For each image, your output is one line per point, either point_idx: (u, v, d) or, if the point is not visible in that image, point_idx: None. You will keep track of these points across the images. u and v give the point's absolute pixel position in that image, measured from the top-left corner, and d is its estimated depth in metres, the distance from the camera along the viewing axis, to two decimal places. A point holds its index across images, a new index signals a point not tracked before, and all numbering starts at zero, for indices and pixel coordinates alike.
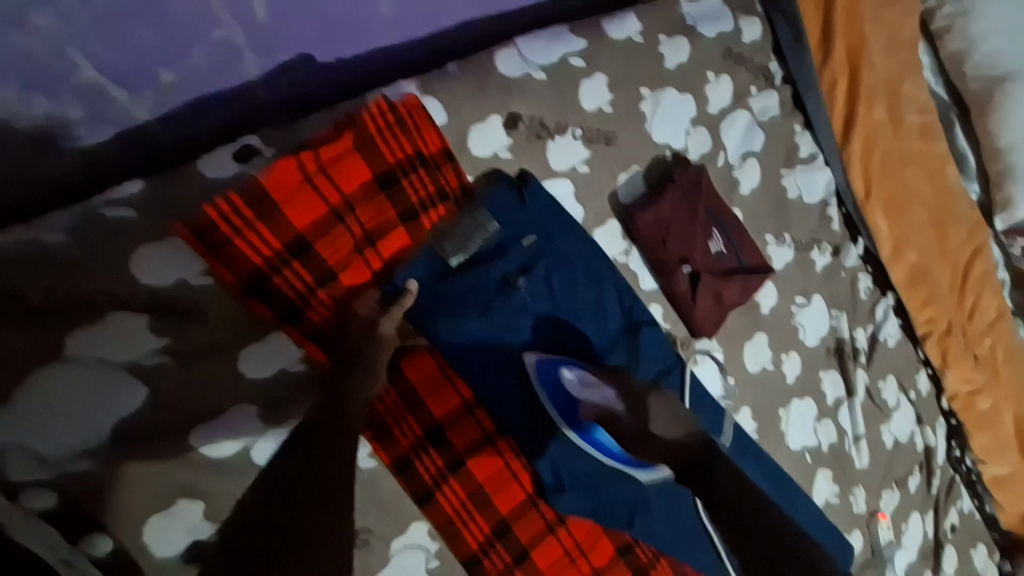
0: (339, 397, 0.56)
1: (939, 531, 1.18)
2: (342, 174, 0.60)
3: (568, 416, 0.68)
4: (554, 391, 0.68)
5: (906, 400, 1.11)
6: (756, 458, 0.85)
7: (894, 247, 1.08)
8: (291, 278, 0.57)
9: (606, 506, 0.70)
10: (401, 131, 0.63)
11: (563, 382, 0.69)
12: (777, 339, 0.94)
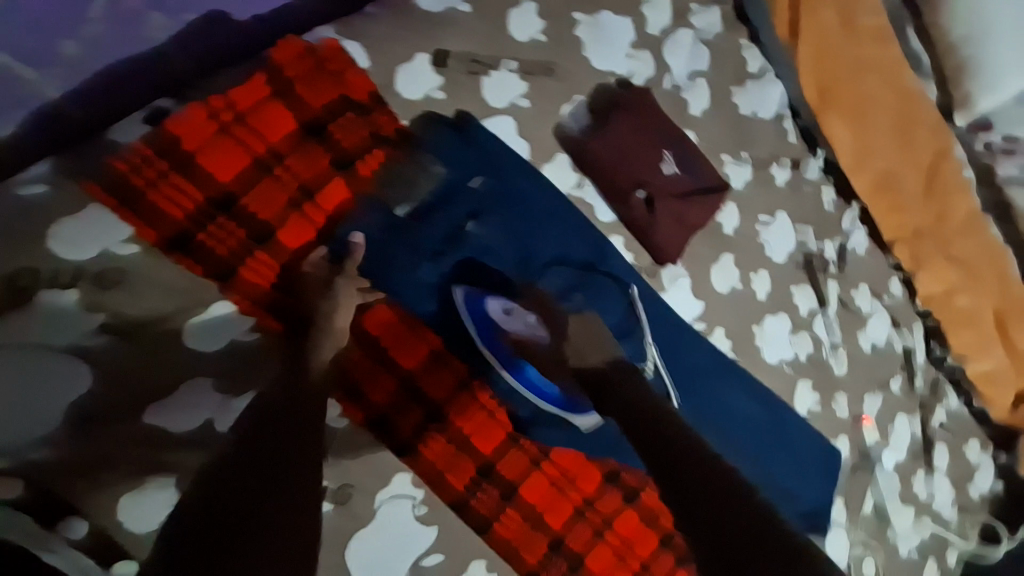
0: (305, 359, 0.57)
1: (930, 430, 1.21)
2: (264, 124, 0.60)
3: (494, 348, 0.68)
4: (480, 322, 0.67)
5: (881, 306, 1.13)
6: (728, 376, 0.88)
7: (850, 155, 1.08)
8: (219, 233, 0.57)
9: (587, 435, 0.72)
10: (322, 78, 0.64)
11: (490, 314, 0.68)
12: (745, 258, 0.94)
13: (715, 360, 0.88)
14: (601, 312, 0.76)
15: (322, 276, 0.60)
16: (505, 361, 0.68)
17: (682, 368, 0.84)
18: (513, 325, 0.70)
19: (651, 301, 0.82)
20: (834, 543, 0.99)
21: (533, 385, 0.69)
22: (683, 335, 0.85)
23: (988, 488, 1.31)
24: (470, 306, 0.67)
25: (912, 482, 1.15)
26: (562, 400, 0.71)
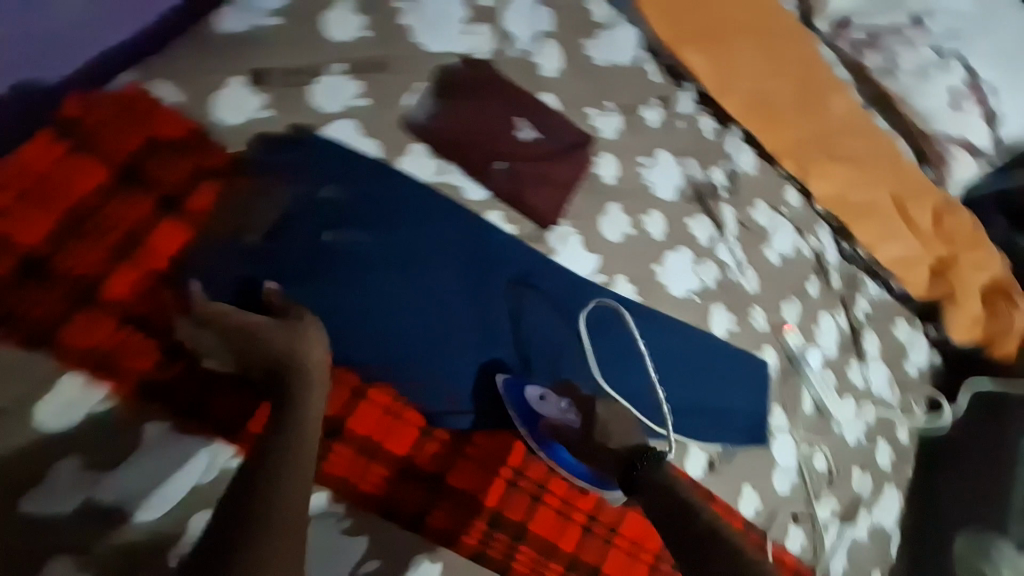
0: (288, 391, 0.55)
1: (855, 320, 1.28)
2: (67, 181, 0.62)
3: (531, 431, 0.76)
4: (519, 406, 0.76)
5: (781, 217, 1.18)
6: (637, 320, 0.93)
7: (717, 82, 1.10)
8: (39, 296, 0.58)
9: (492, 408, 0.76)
10: (123, 126, 0.65)
11: (528, 398, 0.77)
12: (631, 204, 0.97)
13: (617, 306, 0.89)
14: (487, 287, 0.80)
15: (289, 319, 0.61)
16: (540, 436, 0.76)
17: (583, 320, 0.86)
18: (549, 408, 0.78)
19: (543, 264, 0.84)
20: (779, 448, 1.07)
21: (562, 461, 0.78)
22: (579, 291, 0.87)
23: (926, 362, 1.36)
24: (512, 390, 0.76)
25: (845, 372, 1.22)
26: (591, 477, 0.79)
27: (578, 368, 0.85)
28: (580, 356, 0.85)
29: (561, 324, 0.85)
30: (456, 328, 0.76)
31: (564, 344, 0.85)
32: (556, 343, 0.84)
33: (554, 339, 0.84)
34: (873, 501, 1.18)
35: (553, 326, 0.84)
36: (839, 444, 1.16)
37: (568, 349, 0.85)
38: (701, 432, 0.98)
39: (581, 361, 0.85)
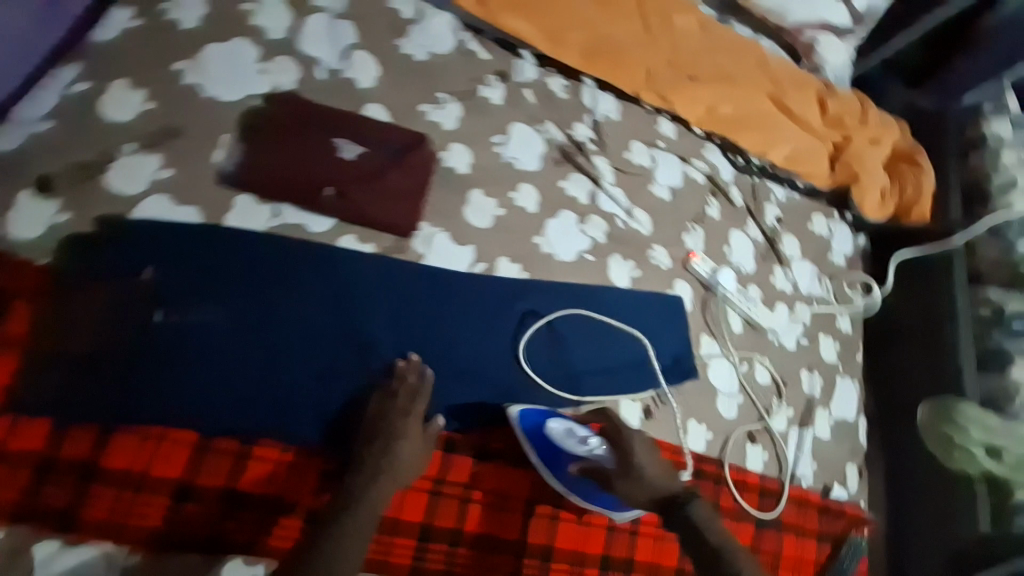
0: (387, 471, 0.73)
1: (768, 228, 1.28)
2: None
3: (551, 463, 0.86)
4: (538, 440, 0.85)
5: (660, 152, 1.19)
6: (531, 297, 0.95)
7: (551, 39, 1.10)
8: None
9: None
10: None
11: (549, 433, 0.85)
12: (495, 185, 0.97)
13: (496, 297, 0.92)
14: (352, 311, 0.81)
15: (403, 404, 0.78)
16: (559, 466, 0.87)
17: (463, 322, 0.89)
18: (575, 447, 0.85)
19: (410, 273, 0.85)
20: (716, 373, 1.09)
21: (585, 490, 0.87)
22: (453, 293, 0.88)
23: (853, 251, 1.37)
24: (525, 427, 0.86)
25: (770, 281, 1.24)
26: (606, 502, 0.88)
27: (471, 369, 0.88)
28: (471, 358, 0.88)
29: (442, 332, 0.87)
30: (332, 366, 0.78)
31: (451, 351, 0.87)
32: (444, 350, 0.87)
33: (438, 349, 0.86)
34: (829, 395, 1.19)
35: (435, 337, 0.86)
36: (778, 352, 1.18)
37: (457, 355, 0.88)
38: (625, 386, 0.99)
39: (472, 362, 0.88)
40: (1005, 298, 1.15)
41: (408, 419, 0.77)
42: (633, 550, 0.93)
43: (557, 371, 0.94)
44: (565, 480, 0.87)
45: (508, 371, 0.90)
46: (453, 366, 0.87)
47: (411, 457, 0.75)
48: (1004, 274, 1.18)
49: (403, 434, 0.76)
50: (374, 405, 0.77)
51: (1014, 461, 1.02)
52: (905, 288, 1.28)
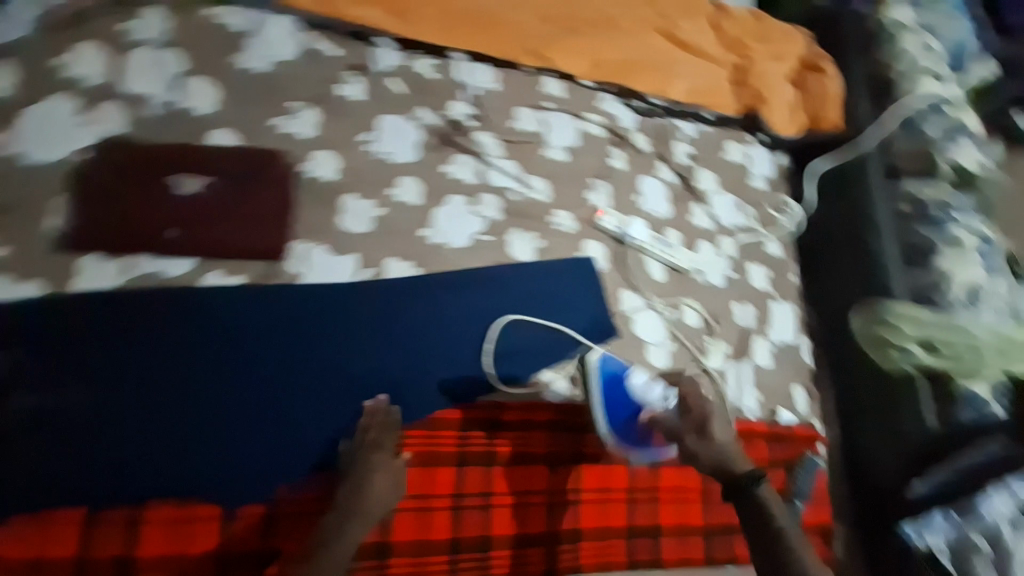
0: (361, 508, 0.75)
1: (679, 166, 1.26)
2: None
3: (609, 405, 0.92)
4: (606, 382, 0.92)
5: (550, 112, 1.15)
6: (426, 294, 0.93)
7: (404, 21, 1.06)
8: None
9: (284, 461, 0.80)
10: None
11: (629, 377, 0.92)
12: (371, 185, 0.94)
13: (390, 300, 0.90)
14: (225, 351, 0.82)
15: (376, 436, 0.80)
16: (623, 412, 0.91)
17: (353, 335, 0.88)
18: (646, 396, 0.91)
19: (291, 298, 0.85)
20: (642, 325, 1.09)
21: (633, 440, 0.91)
22: (337, 309, 0.87)
23: (775, 171, 1.33)
24: (602, 370, 0.93)
25: (687, 221, 1.23)
26: (642, 445, 0.92)
27: (371, 382, 0.87)
28: (371, 369, 0.87)
29: (333, 350, 0.86)
30: (225, 411, 0.79)
31: (345, 367, 0.86)
32: (337, 369, 0.85)
33: (331, 367, 0.85)
34: (764, 322, 1.18)
35: (326, 355, 0.86)
36: (705, 291, 1.17)
37: (353, 368, 0.86)
38: (545, 360, 0.97)
39: (373, 373, 0.87)
40: (923, 187, 1.14)
41: (381, 451, 0.79)
42: (578, 519, 0.93)
43: (465, 363, 0.93)
44: (619, 426, 0.91)
45: (414, 374, 0.89)
46: (352, 381, 0.86)
47: (384, 490, 0.77)
48: (917, 162, 1.16)
49: (375, 469, 0.77)
50: (353, 440, 0.81)
51: (949, 352, 0.99)
52: (825, 199, 1.27)
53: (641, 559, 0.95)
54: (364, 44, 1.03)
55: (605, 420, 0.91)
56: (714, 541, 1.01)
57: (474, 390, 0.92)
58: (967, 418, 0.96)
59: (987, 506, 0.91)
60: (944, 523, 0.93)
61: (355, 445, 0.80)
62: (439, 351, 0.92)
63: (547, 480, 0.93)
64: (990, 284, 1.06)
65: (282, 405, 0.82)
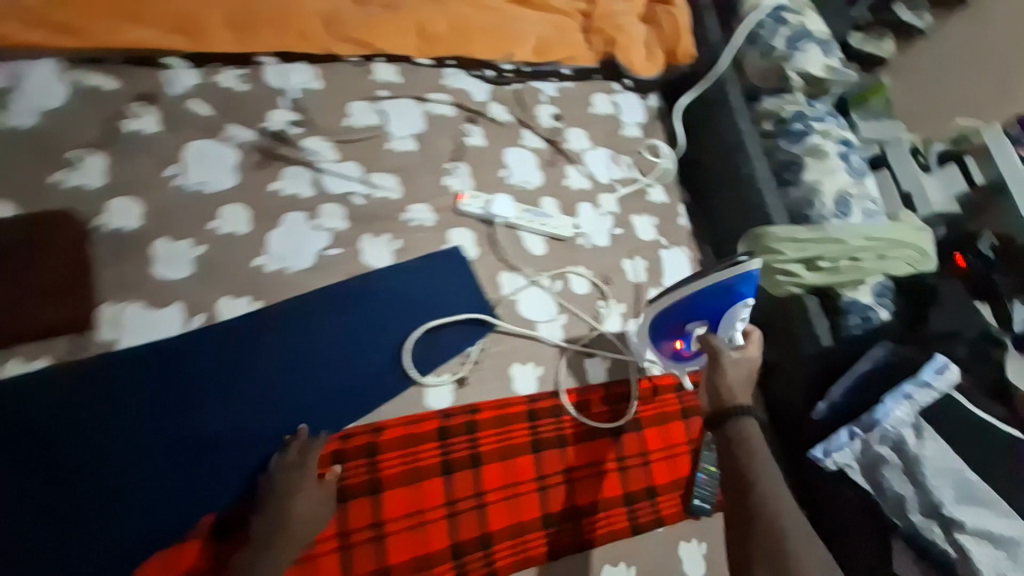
0: (287, 528, 0.75)
1: (546, 131, 1.19)
2: None
3: (694, 302, 0.86)
4: (722, 292, 0.83)
5: (388, 100, 1.07)
6: (270, 330, 0.89)
7: (193, 37, 0.97)
8: None
9: (173, 517, 0.77)
10: None
11: (740, 308, 0.84)
12: (186, 224, 0.89)
13: (225, 346, 0.86)
14: (77, 429, 0.78)
15: (295, 457, 0.81)
16: (692, 313, 0.87)
17: (185, 394, 0.83)
18: (726, 327, 0.83)
19: (106, 371, 0.80)
20: (527, 304, 1.04)
21: (667, 330, 0.92)
22: (162, 371, 0.83)
23: (646, 115, 1.29)
24: (737, 281, 0.81)
25: (563, 186, 1.17)
26: (662, 331, 0.93)
27: (212, 439, 0.82)
28: (212, 425, 0.83)
29: (164, 415, 0.81)
30: (83, 489, 0.75)
31: (179, 430, 0.81)
32: (169, 435, 0.81)
33: (164, 434, 0.80)
34: (656, 273, 1.16)
35: (157, 422, 0.81)
36: (591, 255, 1.13)
37: (189, 429, 0.82)
38: (426, 367, 0.94)
39: (216, 429, 0.83)
40: (781, 102, 1.18)
41: (303, 471, 0.79)
42: (485, 523, 0.88)
43: (334, 391, 0.89)
44: (674, 314, 0.89)
45: (263, 419, 0.85)
46: (190, 443, 0.81)
47: (311, 508, 0.77)
48: (773, 78, 1.18)
49: (299, 488, 0.78)
50: (272, 465, 0.81)
51: (830, 265, 0.99)
52: (699, 133, 1.25)
53: (561, 548, 0.91)
54: (155, 69, 0.96)
55: (680, 301, 0.87)
56: (636, 508, 0.98)
57: (336, 420, 0.88)
58: (854, 326, 0.97)
59: (885, 415, 0.85)
60: (848, 441, 0.87)
61: (274, 471, 0.80)
62: (297, 387, 0.88)
63: (444, 491, 0.88)
64: (855, 185, 1.09)
65: (111, 487, 0.76)
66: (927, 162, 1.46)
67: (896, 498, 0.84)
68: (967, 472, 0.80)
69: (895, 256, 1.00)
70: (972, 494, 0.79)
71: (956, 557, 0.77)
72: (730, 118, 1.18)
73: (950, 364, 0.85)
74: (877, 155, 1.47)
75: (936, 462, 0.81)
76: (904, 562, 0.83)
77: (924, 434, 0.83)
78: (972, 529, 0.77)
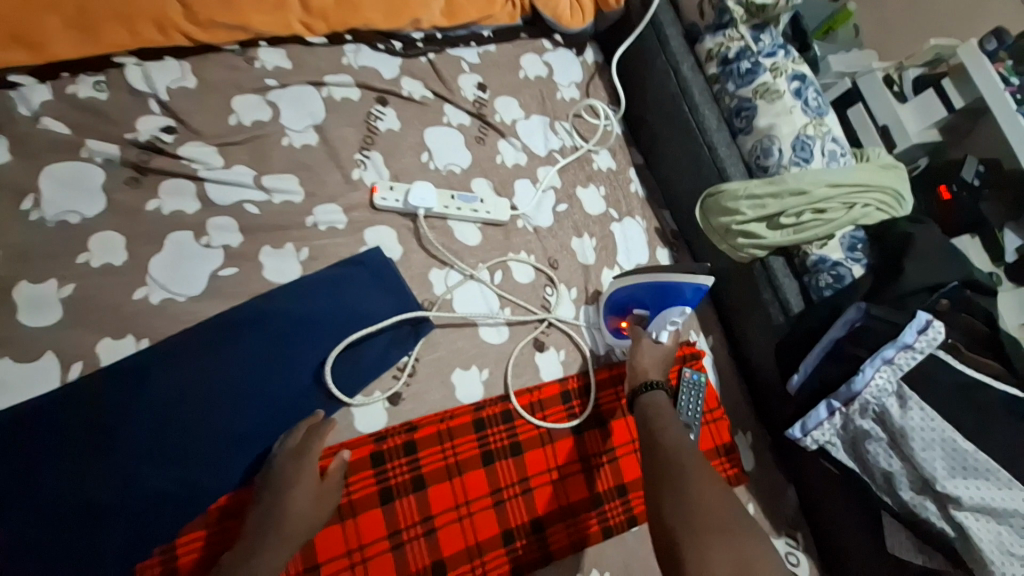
0: (279, 523, 0.67)
1: (469, 103, 1.06)
2: None
3: (631, 292, 0.90)
4: (654, 289, 0.87)
5: (279, 90, 0.95)
6: (163, 369, 0.77)
7: (37, 48, 0.82)
8: None
9: (163, 517, 0.72)
10: None
11: (671, 313, 0.86)
12: (53, 262, 0.77)
13: (104, 396, 0.74)
14: (32, 448, 0.70)
15: (297, 443, 0.74)
16: (642, 300, 0.90)
17: (61, 459, 0.70)
18: (655, 327, 0.88)
19: (23, 410, 0.71)
20: (465, 302, 0.93)
21: (618, 308, 0.94)
22: (34, 435, 0.70)
23: (582, 72, 1.19)
24: (678, 285, 0.84)
25: (496, 163, 1.04)
26: (608, 315, 0.96)
27: (100, 505, 0.70)
28: (100, 490, 0.70)
29: (36, 486, 0.69)
30: (46, 509, 0.68)
31: (58, 502, 0.69)
32: (47, 509, 0.68)
33: (44, 507, 0.68)
34: (609, 250, 1.05)
35: (29, 496, 0.68)
36: (535, 238, 1.01)
37: (70, 498, 0.69)
38: (355, 388, 0.84)
39: (102, 493, 0.70)
40: (722, 40, 1.04)
41: (304, 460, 0.72)
42: (436, 551, 0.79)
43: (247, 431, 0.78)
44: (626, 295, 0.91)
45: (160, 474, 0.73)
46: (76, 513, 0.69)
47: (310, 503, 0.70)
48: (710, 12, 1.04)
49: (295, 480, 0.71)
50: (278, 448, 0.75)
51: (793, 220, 0.89)
52: (640, 88, 1.14)
53: (525, 564, 0.82)
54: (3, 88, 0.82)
55: (630, 287, 0.89)
56: (607, 509, 0.89)
57: (256, 455, 0.77)
58: (825, 286, 0.88)
59: (865, 384, 0.75)
60: (828, 417, 0.79)
61: (276, 459, 0.73)
62: (198, 433, 0.76)
63: (386, 522, 0.78)
64: (813, 125, 0.97)
65: (36, 540, 0.67)
66: (903, 92, 1.30)
67: (884, 474, 0.77)
68: (960, 441, 0.71)
69: (865, 202, 0.90)
70: (966, 464, 0.71)
71: (953, 535, 0.72)
72: (668, 67, 1.07)
73: (933, 321, 0.74)
74: (847, 90, 1.33)
75: (923, 433, 0.72)
76: (898, 541, 0.80)
77: (908, 403, 0.73)
78: (970, 505, 0.70)
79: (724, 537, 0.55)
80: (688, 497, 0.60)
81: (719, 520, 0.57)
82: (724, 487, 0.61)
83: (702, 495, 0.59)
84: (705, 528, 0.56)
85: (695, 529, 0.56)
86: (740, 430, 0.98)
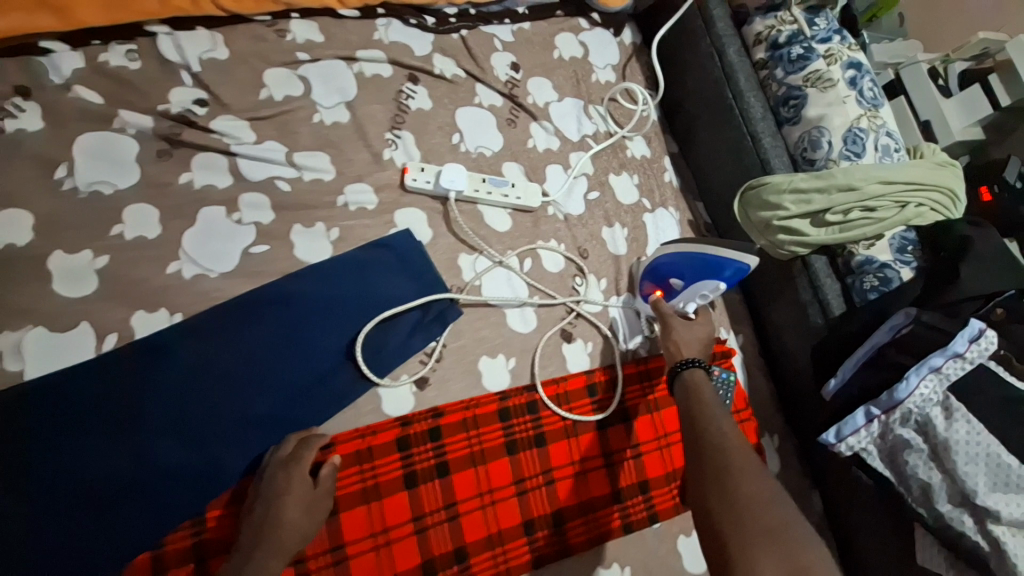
0: (271, 535, 0.67)
1: (502, 83, 1.03)
2: None
3: (670, 259, 0.90)
4: (687, 258, 0.88)
5: (310, 65, 0.93)
6: (187, 346, 0.77)
7: (62, 11, 0.80)
8: None
9: (192, 495, 0.73)
10: None
11: (702, 285, 0.84)
12: (87, 232, 0.77)
13: (130, 373, 0.74)
14: (65, 420, 0.71)
15: (288, 453, 0.73)
16: (680, 271, 0.89)
17: (90, 434, 0.71)
18: (685, 297, 0.86)
19: (53, 383, 0.71)
20: (493, 288, 0.91)
21: (658, 276, 0.93)
22: (65, 410, 0.71)
23: (619, 54, 1.15)
24: (725, 262, 0.83)
25: (527, 147, 1.01)
26: (644, 283, 0.95)
27: (130, 480, 0.71)
28: (129, 465, 0.71)
29: (67, 460, 0.70)
30: (77, 483, 0.69)
31: (90, 475, 0.70)
32: (79, 483, 0.69)
33: (77, 480, 0.69)
34: (640, 242, 1.02)
35: (62, 468, 0.69)
36: (564, 225, 0.99)
37: (100, 473, 0.70)
38: (381, 370, 0.83)
39: (132, 468, 0.71)
40: (773, 23, 0.99)
41: (295, 468, 0.71)
42: (458, 537, 0.79)
43: (271, 410, 0.78)
44: (667, 262, 0.90)
45: (186, 452, 0.73)
46: (108, 487, 0.70)
47: (300, 513, 0.69)
48: None
49: (287, 489, 0.69)
50: (273, 455, 0.73)
51: (840, 218, 0.85)
52: (680, 73, 1.09)
53: (544, 555, 0.82)
54: (33, 54, 0.81)
55: (670, 254, 0.90)
56: (628, 504, 0.88)
57: (278, 436, 0.77)
58: (870, 288, 0.85)
59: (909, 393, 0.73)
60: (865, 424, 0.76)
61: (266, 470, 0.72)
62: (221, 412, 0.76)
63: (410, 506, 0.79)
64: (867, 117, 0.92)
65: (70, 511, 0.68)
66: (948, 87, 1.21)
67: (921, 485, 0.74)
68: (1005, 457, 0.69)
69: (918, 202, 0.86)
70: (1009, 481, 0.69)
71: (988, 550, 0.70)
72: (712, 50, 1.02)
73: (987, 330, 0.71)
74: (893, 81, 1.26)
75: (968, 447, 0.70)
76: (929, 555, 0.77)
77: (954, 415, 0.71)
78: (1007, 520, 0.68)
79: (776, 540, 0.52)
80: (735, 494, 0.57)
81: (769, 525, 0.53)
82: (774, 485, 0.58)
83: (750, 493, 0.57)
84: (752, 531, 0.53)
85: (745, 532, 0.53)
86: (766, 431, 0.96)
